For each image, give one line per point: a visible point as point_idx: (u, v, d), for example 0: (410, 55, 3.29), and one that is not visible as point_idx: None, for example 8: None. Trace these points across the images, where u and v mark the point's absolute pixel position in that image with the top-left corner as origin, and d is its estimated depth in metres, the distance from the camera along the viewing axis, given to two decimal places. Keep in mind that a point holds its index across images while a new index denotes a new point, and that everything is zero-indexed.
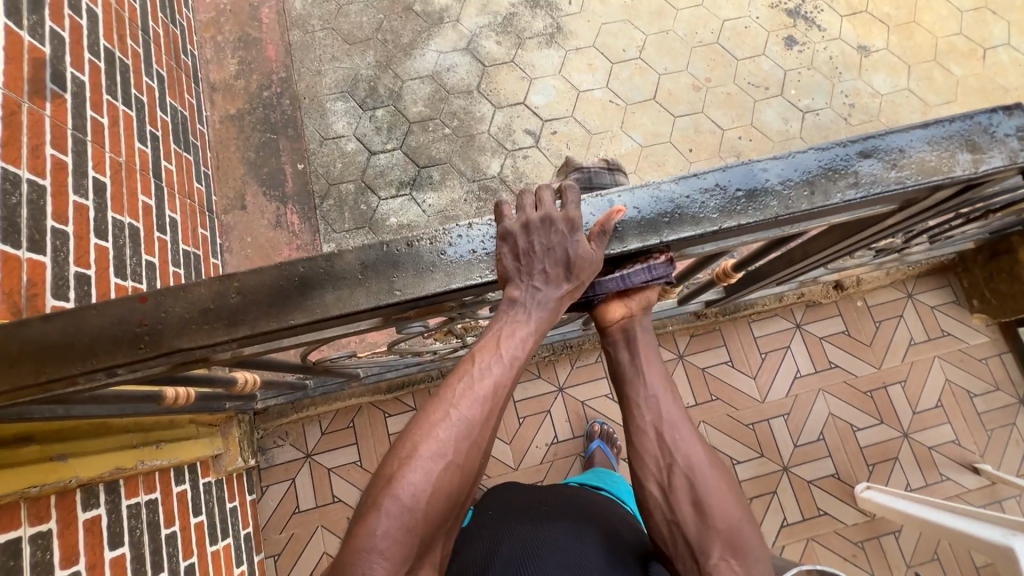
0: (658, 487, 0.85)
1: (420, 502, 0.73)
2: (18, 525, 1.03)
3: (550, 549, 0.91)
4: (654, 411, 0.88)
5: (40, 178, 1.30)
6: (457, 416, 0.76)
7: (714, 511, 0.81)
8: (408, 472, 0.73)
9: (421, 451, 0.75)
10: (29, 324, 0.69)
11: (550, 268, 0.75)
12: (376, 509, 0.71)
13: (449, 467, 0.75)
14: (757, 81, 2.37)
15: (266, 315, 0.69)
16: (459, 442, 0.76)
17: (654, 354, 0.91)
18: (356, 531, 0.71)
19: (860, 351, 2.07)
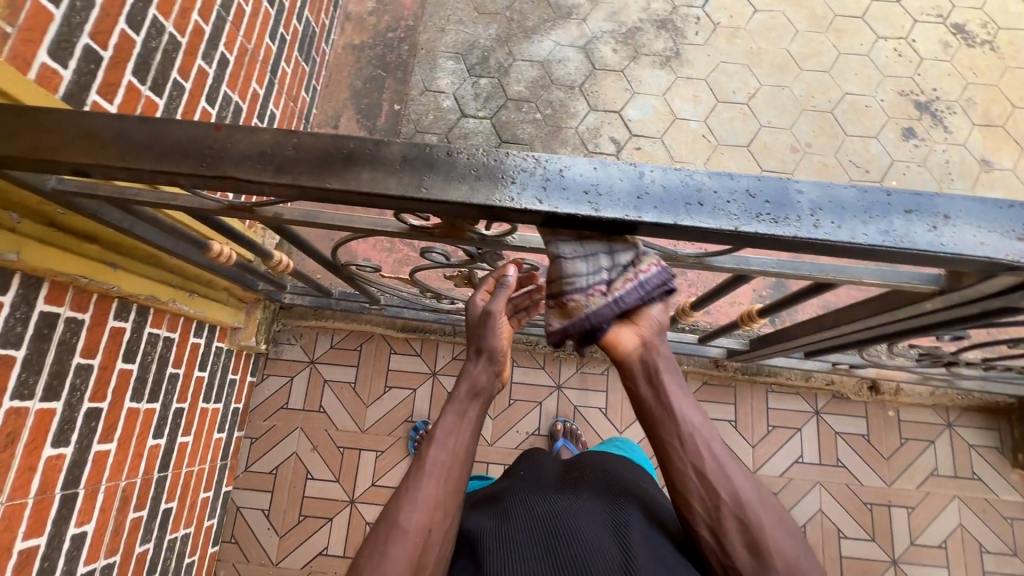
0: (709, 531, 0.90)
1: (415, 507, 0.86)
2: (61, 304, 1.18)
3: (581, 517, 0.96)
4: (695, 454, 0.91)
5: (180, 35, 1.48)
6: (450, 417, 0.92)
7: (771, 555, 0.87)
8: (418, 472, 0.89)
9: (415, 472, 0.89)
10: (125, 120, 0.80)
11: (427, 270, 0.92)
12: (395, 508, 0.87)
13: (437, 475, 0.88)
14: (859, 161, 2.29)
15: (310, 173, 0.77)
16: (453, 443, 0.91)
17: (680, 387, 0.94)
18: (381, 524, 0.86)
19: (873, 460, 1.94)
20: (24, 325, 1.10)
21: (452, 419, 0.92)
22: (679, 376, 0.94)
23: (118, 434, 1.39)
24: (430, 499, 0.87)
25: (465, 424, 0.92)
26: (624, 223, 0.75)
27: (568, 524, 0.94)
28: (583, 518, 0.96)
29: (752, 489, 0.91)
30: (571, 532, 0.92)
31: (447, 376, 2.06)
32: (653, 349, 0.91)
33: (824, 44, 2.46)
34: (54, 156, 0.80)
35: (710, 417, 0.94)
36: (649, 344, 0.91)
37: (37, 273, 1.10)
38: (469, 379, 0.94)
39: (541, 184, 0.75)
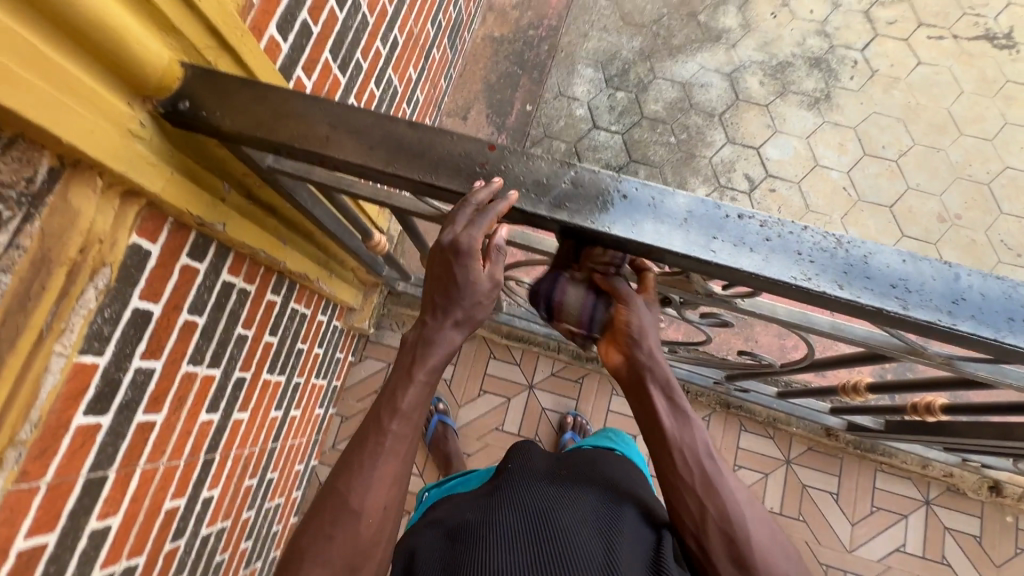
0: (694, 542, 0.84)
1: (370, 484, 0.75)
2: (238, 275, 1.17)
3: (573, 516, 0.88)
4: (684, 472, 0.85)
5: (370, 15, 1.45)
6: (417, 379, 0.78)
7: (759, 566, 0.80)
8: (378, 436, 0.77)
9: (370, 445, 0.77)
10: (397, 123, 0.78)
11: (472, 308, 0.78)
12: (346, 477, 0.76)
13: (389, 450, 0.77)
14: (1011, 243, 2.13)
15: (590, 213, 0.73)
16: (415, 408, 0.78)
17: (673, 400, 0.87)
18: (327, 494, 0.76)
19: (982, 565, 1.82)
20: (210, 293, 1.10)
21: (419, 386, 0.78)
22: (675, 391, 0.87)
23: (252, 404, 1.39)
24: (383, 481, 0.76)
25: (427, 395, 0.79)
26: (930, 328, 0.68)
27: (562, 530, 0.84)
28: (581, 527, 0.86)
29: (746, 506, 0.85)
30: (566, 541, 0.82)
31: (543, 392, 2.02)
32: (643, 362, 0.86)
33: (991, 110, 2.30)
34: (321, 148, 0.78)
35: (703, 431, 0.88)
36: (635, 349, 0.86)
37: (229, 244, 1.10)
38: (444, 342, 0.78)
39: (842, 268, 0.69)
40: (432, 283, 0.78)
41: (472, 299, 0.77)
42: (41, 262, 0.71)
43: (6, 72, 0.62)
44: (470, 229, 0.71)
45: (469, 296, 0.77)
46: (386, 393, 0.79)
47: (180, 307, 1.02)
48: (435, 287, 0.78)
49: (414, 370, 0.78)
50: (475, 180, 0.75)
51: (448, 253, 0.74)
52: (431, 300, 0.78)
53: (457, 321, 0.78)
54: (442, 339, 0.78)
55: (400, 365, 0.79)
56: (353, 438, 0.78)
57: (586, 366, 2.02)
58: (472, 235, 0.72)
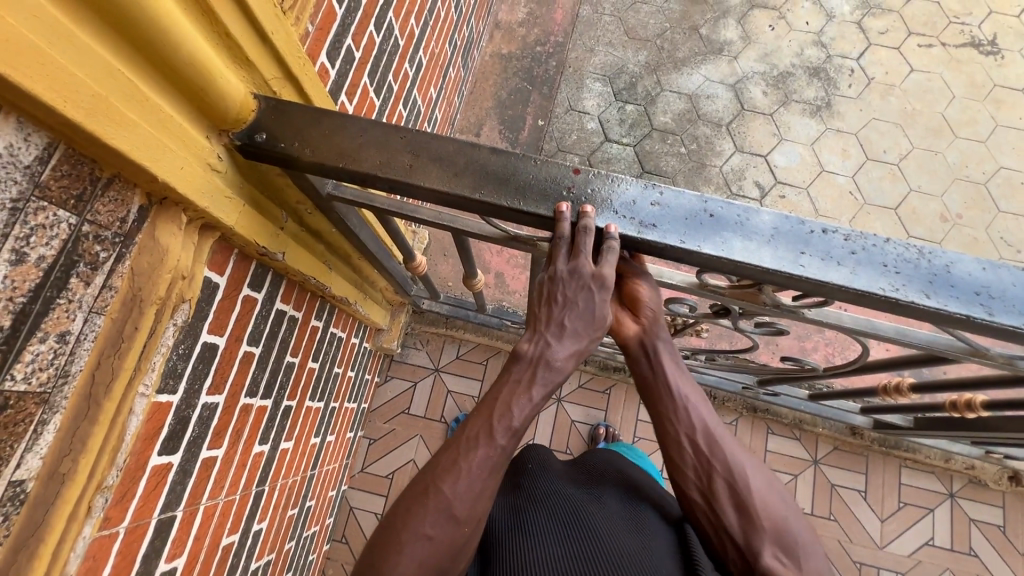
0: (699, 496, 0.84)
1: (473, 490, 0.75)
2: (289, 303, 1.17)
3: (603, 510, 0.98)
4: (687, 426, 0.85)
5: (401, 37, 1.47)
6: (533, 394, 0.79)
7: (763, 513, 0.82)
8: (489, 444, 0.76)
9: (478, 453, 0.76)
10: (480, 150, 0.79)
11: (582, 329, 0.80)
12: (451, 480, 0.75)
13: (495, 465, 0.77)
14: (1010, 239, 2.21)
15: (678, 233, 0.75)
16: (526, 421, 0.79)
17: (676, 362, 0.87)
18: (428, 492, 0.75)
19: (1008, 554, 1.87)
20: (265, 323, 1.09)
21: (532, 404, 0.79)
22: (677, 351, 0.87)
23: (296, 432, 1.38)
24: (484, 494, 0.76)
25: (535, 414, 0.80)
26: (1015, 333, 0.71)
27: (585, 517, 0.94)
28: (599, 513, 0.96)
29: (747, 461, 0.85)
30: (589, 526, 0.93)
31: (572, 404, 2.03)
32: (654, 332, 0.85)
33: (982, 113, 2.40)
34: (405, 178, 0.78)
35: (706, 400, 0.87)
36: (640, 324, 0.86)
37: (284, 272, 1.09)
38: (557, 360, 0.80)
39: (927, 278, 0.72)
40: (552, 303, 0.80)
41: (590, 326, 0.80)
42: (133, 301, 0.70)
43: (114, 112, 0.61)
44: (610, 263, 0.76)
45: (590, 321, 0.80)
46: (497, 400, 0.79)
47: (241, 338, 1.01)
48: (557, 308, 0.80)
49: (532, 388, 0.79)
50: (559, 203, 0.76)
51: (581, 277, 0.77)
52: (552, 321, 0.80)
53: (575, 346, 0.80)
54: (562, 362, 0.80)
55: (515, 377, 0.80)
56: (456, 440, 0.78)
57: (613, 376, 2.03)
58: (609, 270, 0.76)
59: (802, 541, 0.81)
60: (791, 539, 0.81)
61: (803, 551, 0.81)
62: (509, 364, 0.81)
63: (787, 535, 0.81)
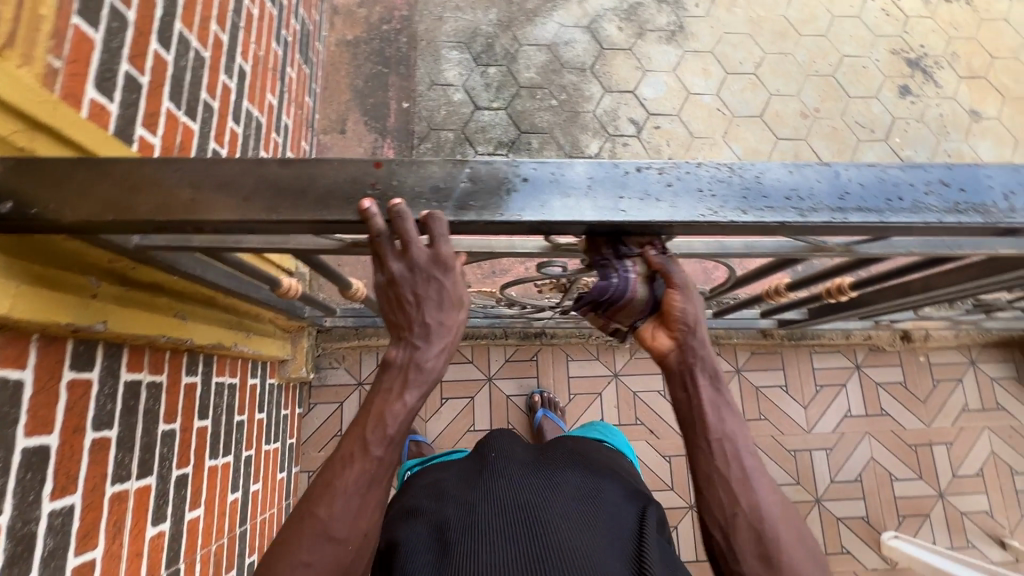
0: (721, 535, 0.76)
1: (349, 513, 0.69)
2: (141, 370, 1.05)
3: (561, 500, 0.93)
4: (724, 463, 0.77)
5: (204, 49, 1.32)
6: (406, 400, 0.72)
7: (789, 567, 0.73)
8: (364, 460, 0.70)
9: (354, 471, 0.70)
10: (267, 164, 0.71)
11: (444, 319, 0.73)
12: (327, 497, 0.69)
13: (374, 480, 0.71)
14: (864, 122, 2.37)
15: (495, 206, 0.71)
16: (403, 431, 0.72)
17: (717, 390, 0.80)
18: (304, 516, 0.69)
19: (913, 405, 2.08)
20: (113, 401, 0.98)
21: (407, 412, 0.72)
22: (718, 377, 0.79)
23: (204, 497, 1.28)
24: (366, 514, 0.70)
25: (414, 419, 0.73)
26: (829, 227, 0.73)
27: (543, 520, 0.88)
28: (557, 506, 0.91)
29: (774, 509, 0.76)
30: (542, 526, 0.88)
31: (504, 380, 2.03)
32: (692, 348, 0.78)
33: (818, 8, 2.52)
34: (191, 215, 0.70)
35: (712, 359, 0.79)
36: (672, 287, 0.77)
37: (119, 340, 0.98)
38: (426, 362, 0.73)
39: (741, 194, 0.72)
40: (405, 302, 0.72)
41: (453, 314, 0.74)
42: None
43: None
44: (445, 242, 0.70)
45: (448, 312, 0.73)
46: (371, 409, 0.72)
47: (82, 427, 0.90)
48: (412, 304, 0.72)
49: (404, 394, 0.72)
50: (363, 199, 0.70)
51: (423, 264, 0.71)
52: (413, 322, 0.73)
53: (443, 344, 0.73)
54: (432, 363, 0.73)
55: (385, 387, 0.73)
56: (330, 462, 0.71)
57: (537, 343, 2.03)
58: (447, 251, 0.71)
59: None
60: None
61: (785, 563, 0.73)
62: (383, 366, 0.74)
63: None
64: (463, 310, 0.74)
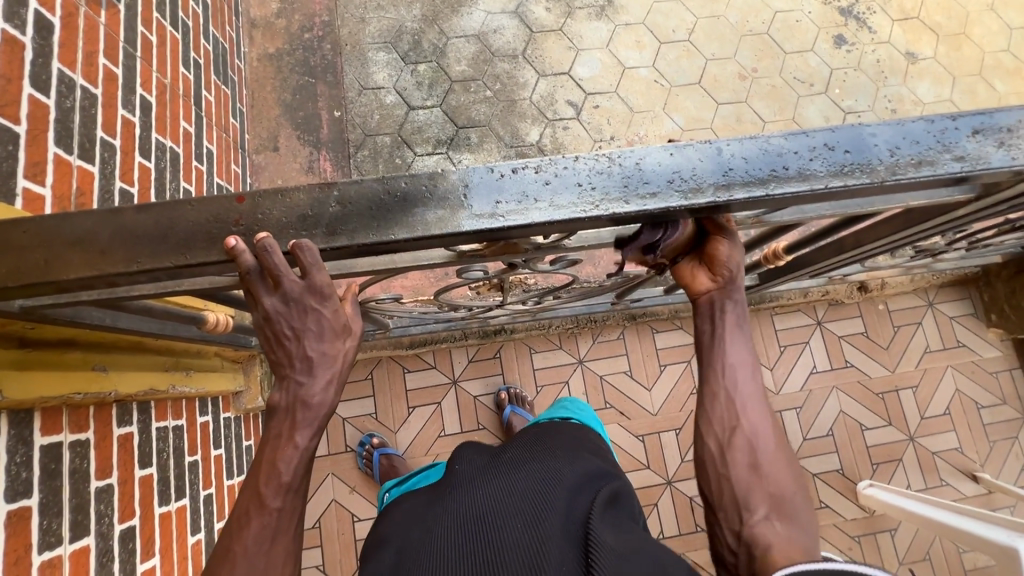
0: (716, 444, 0.83)
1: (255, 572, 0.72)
2: (60, 431, 1.02)
3: (507, 502, 0.91)
4: (730, 388, 0.84)
5: (93, 85, 1.26)
6: (294, 445, 0.74)
7: (771, 477, 0.81)
8: (258, 516, 0.72)
9: (253, 526, 0.72)
10: (121, 213, 0.67)
11: (328, 346, 0.75)
12: (229, 564, 0.71)
13: (276, 531, 0.73)
14: (803, 77, 2.36)
15: (367, 227, 0.68)
16: (297, 473, 0.74)
17: (739, 325, 0.85)
18: None
19: (876, 353, 2.10)
20: (30, 467, 0.94)
21: (300, 453, 0.74)
22: (744, 319, 0.85)
23: (157, 546, 1.26)
24: (274, 564, 0.73)
25: (311, 460, 0.76)
26: (716, 206, 0.71)
27: (493, 523, 0.87)
28: (504, 512, 0.89)
29: (772, 436, 0.83)
30: (490, 533, 0.85)
31: (469, 381, 2.01)
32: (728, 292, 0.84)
33: None
34: (47, 277, 0.67)
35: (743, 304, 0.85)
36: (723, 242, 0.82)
37: (26, 407, 0.94)
38: (310, 402, 0.75)
39: (621, 183, 0.70)
40: (283, 341, 0.74)
41: (337, 340, 0.76)
42: None
43: None
44: (316, 272, 0.69)
45: (331, 339, 0.75)
46: (260, 463, 0.74)
47: None
48: (291, 344, 0.74)
49: (294, 437, 0.74)
50: (229, 237, 0.67)
51: (296, 301, 0.71)
52: (295, 358, 0.74)
53: (329, 374, 0.75)
54: (319, 397, 0.75)
55: (275, 432, 0.75)
56: (230, 522, 0.73)
57: (498, 340, 2.01)
58: (321, 280, 0.70)
59: (799, 512, 0.79)
60: (786, 506, 0.79)
61: (775, 483, 0.80)
62: (268, 416, 0.76)
63: (784, 511, 0.79)
64: (346, 332, 0.77)
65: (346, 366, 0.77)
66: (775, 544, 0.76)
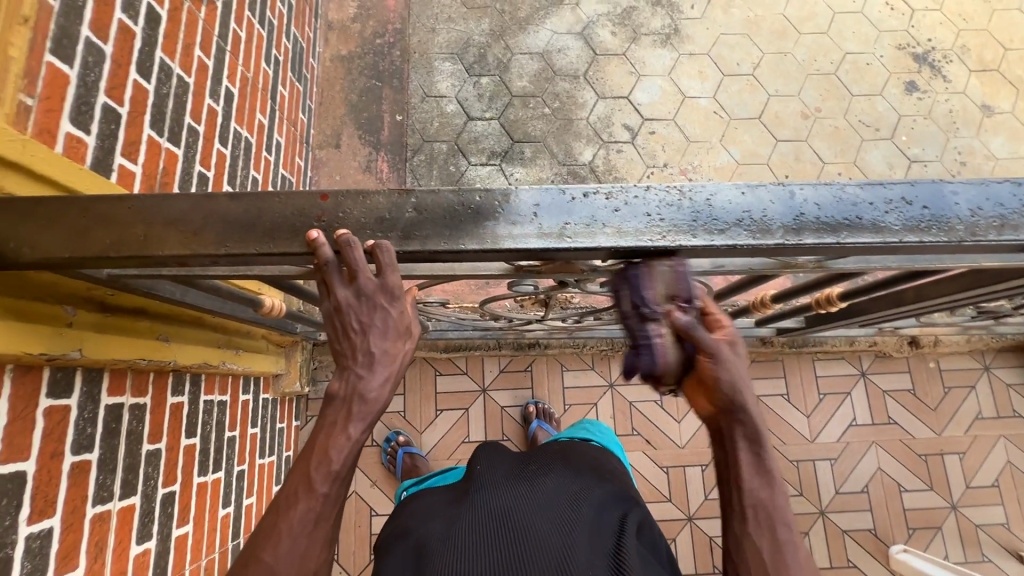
0: (734, 521, 0.76)
1: (297, 552, 0.74)
2: (123, 393, 1.08)
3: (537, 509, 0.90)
4: (743, 464, 0.76)
5: (187, 75, 1.35)
6: (347, 434, 0.76)
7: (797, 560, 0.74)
8: (305, 498, 0.75)
9: (300, 508, 0.75)
10: (217, 200, 0.72)
11: (390, 346, 0.76)
12: (274, 540, 0.74)
13: (320, 515, 0.75)
14: (868, 120, 2.30)
15: (439, 235, 0.71)
16: (347, 463, 0.76)
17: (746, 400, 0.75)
18: (250, 558, 0.74)
19: (922, 413, 2.01)
20: (94, 424, 1.01)
21: (352, 444, 0.76)
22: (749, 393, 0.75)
23: (192, 514, 1.32)
24: (314, 547, 0.75)
25: (360, 451, 0.78)
26: (784, 248, 0.71)
27: (520, 523, 0.87)
28: (533, 517, 0.88)
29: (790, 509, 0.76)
30: (518, 535, 0.85)
31: (498, 391, 2.02)
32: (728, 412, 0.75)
33: (818, 5, 2.45)
34: (144, 250, 0.72)
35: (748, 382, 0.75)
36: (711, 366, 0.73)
37: (98, 366, 1.01)
38: (365, 396, 0.76)
39: (690, 217, 0.71)
40: (349, 334, 0.75)
41: (399, 340, 0.76)
42: None
43: None
44: (389, 272, 0.71)
45: (393, 338, 0.76)
46: (313, 448, 0.76)
47: (62, 452, 0.93)
48: (356, 337, 0.75)
49: (347, 426, 0.76)
50: (310, 231, 0.71)
51: (367, 296, 0.73)
52: (358, 352, 0.75)
53: (387, 371, 0.76)
54: (375, 393, 0.76)
55: (330, 419, 0.77)
56: (278, 500, 0.76)
57: (531, 353, 2.02)
58: (392, 280, 0.72)
59: None
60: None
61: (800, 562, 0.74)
62: (325, 404, 0.78)
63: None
64: (407, 335, 0.77)
65: (405, 366, 0.78)
66: None
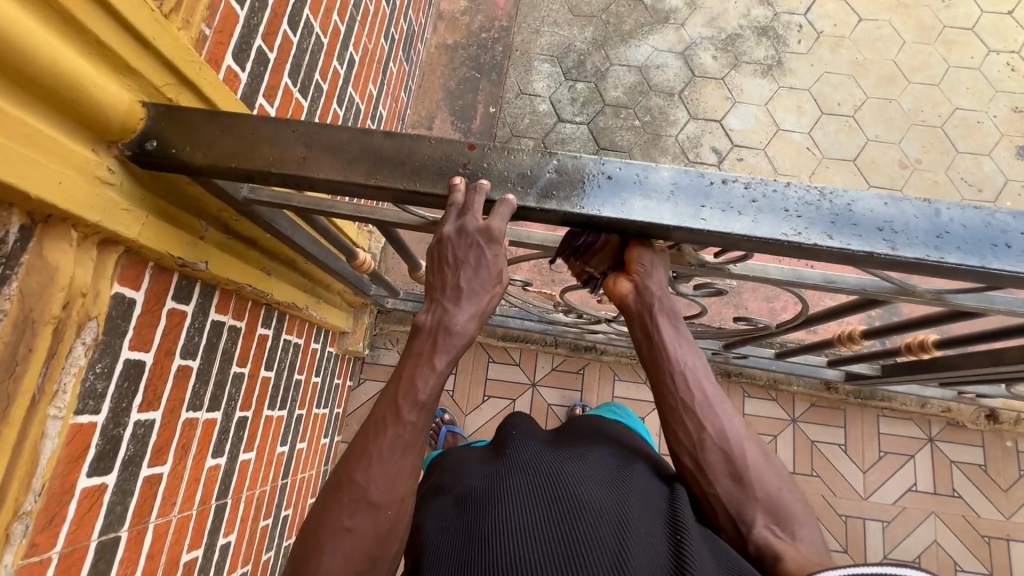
0: (692, 460, 0.88)
1: (387, 475, 0.76)
2: (226, 312, 1.15)
3: (590, 472, 0.87)
4: (690, 406, 0.89)
5: (323, 35, 1.45)
6: (432, 365, 0.78)
7: (755, 481, 0.87)
8: (393, 425, 0.77)
9: (389, 434, 0.76)
10: (374, 135, 0.77)
11: (477, 284, 0.79)
12: (365, 465, 0.76)
13: (409, 442, 0.77)
14: (971, 179, 2.21)
15: (575, 197, 0.74)
16: (431, 393, 0.78)
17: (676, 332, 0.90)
18: (343, 480, 0.76)
19: (991, 492, 1.88)
20: (200, 334, 1.08)
21: (437, 375, 0.78)
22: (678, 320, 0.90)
23: (257, 443, 1.38)
24: (402, 473, 0.77)
25: (443, 384, 0.79)
26: (922, 264, 0.70)
27: (569, 479, 0.85)
28: (583, 477, 0.86)
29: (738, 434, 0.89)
30: (572, 491, 0.82)
31: (547, 388, 2.03)
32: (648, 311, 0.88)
33: (933, 56, 2.38)
34: (299, 169, 0.77)
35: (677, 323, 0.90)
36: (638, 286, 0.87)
37: (213, 282, 1.08)
38: (452, 330, 0.78)
39: (828, 218, 0.71)
40: (445, 267, 0.79)
41: (489, 283, 0.79)
42: (25, 323, 0.70)
43: None
44: (496, 219, 0.74)
45: (485, 279, 0.79)
46: (400, 379, 0.79)
47: (174, 352, 1.00)
48: (450, 271, 0.79)
49: (434, 358, 0.78)
50: (453, 176, 0.76)
51: (469, 236, 0.76)
52: (448, 285, 0.79)
53: (474, 307, 0.79)
54: (462, 326, 0.78)
55: (416, 350, 0.79)
56: (366, 427, 0.78)
57: (586, 356, 2.02)
58: (497, 225, 0.75)
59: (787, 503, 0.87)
60: (772, 501, 0.86)
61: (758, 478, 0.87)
62: (410, 339, 0.81)
63: (773, 505, 0.86)
64: (495, 279, 0.80)
65: (492, 304, 0.81)
66: (775, 548, 0.83)
